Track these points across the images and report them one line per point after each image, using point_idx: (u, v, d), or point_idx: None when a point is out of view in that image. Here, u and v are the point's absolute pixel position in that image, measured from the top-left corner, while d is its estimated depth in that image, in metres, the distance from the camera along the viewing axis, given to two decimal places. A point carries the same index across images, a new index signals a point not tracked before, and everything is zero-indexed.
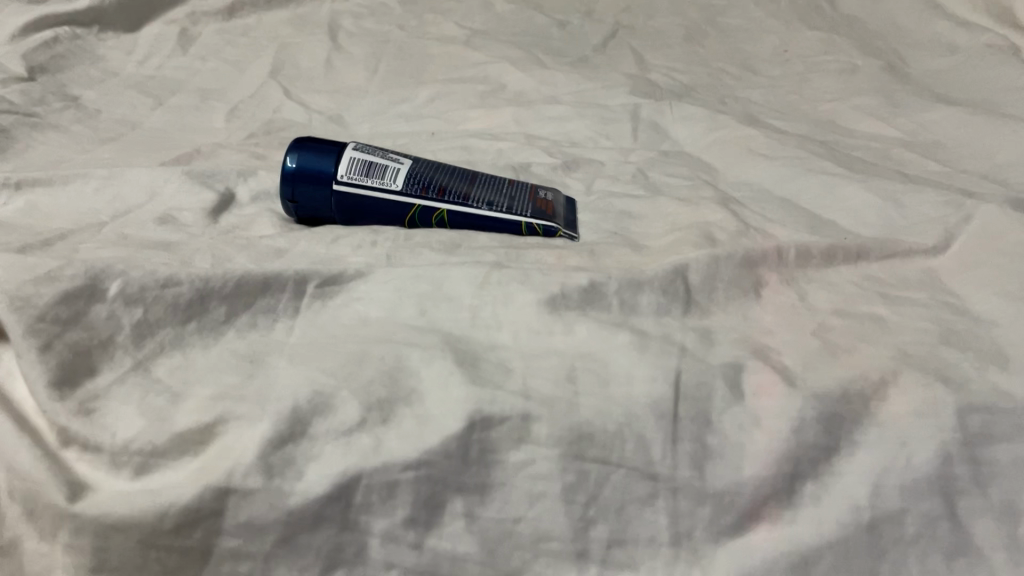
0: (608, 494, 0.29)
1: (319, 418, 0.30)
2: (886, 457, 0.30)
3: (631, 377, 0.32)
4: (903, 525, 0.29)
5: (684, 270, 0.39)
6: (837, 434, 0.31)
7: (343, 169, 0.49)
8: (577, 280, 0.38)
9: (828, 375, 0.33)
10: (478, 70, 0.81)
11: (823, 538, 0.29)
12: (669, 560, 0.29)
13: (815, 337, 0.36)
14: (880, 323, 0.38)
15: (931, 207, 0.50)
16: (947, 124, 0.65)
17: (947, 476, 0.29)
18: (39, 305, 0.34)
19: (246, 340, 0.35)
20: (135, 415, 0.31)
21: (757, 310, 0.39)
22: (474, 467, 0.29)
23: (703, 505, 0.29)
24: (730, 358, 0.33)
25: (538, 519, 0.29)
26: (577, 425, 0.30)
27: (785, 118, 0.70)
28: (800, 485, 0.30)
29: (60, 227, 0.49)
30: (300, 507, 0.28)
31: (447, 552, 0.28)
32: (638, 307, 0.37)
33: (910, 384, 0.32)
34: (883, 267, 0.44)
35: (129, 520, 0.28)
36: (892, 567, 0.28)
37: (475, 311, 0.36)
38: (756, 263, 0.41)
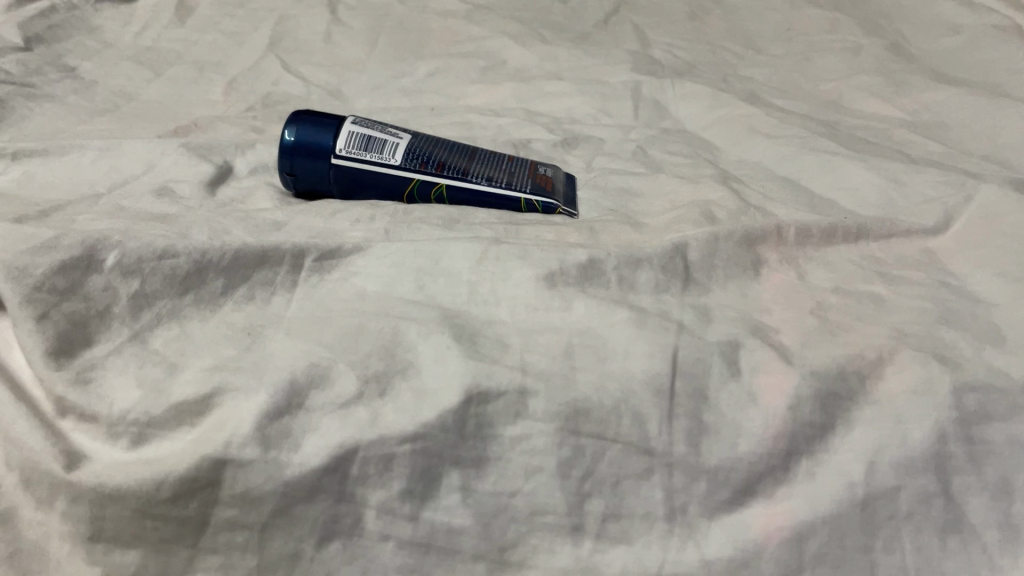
0: (603, 469, 0.29)
1: (317, 390, 0.30)
2: (882, 436, 0.30)
3: (628, 353, 0.32)
4: (897, 502, 0.29)
5: (683, 247, 0.39)
6: (832, 412, 0.31)
7: (341, 142, 0.49)
8: (576, 256, 0.38)
9: (825, 353, 0.33)
10: (478, 45, 0.80)
11: (816, 514, 0.29)
12: (663, 534, 0.29)
13: (814, 316, 0.36)
14: (878, 302, 0.38)
15: (932, 187, 0.50)
16: (950, 104, 0.64)
17: (943, 454, 0.29)
18: (35, 275, 0.34)
19: (243, 312, 0.35)
20: (132, 385, 0.31)
21: (755, 288, 0.39)
22: (470, 441, 0.29)
23: (698, 481, 0.29)
24: (728, 335, 0.34)
25: (534, 493, 0.29)
26: (574, 400, 0.30)
27: (787, 97, 0.70)
28: (795, 462, 0.30)
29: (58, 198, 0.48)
30: (297, 479, 0.28)
31: (444, 525, 0.28)
32: (636, 284, 0.37)
33: (907, 362, 0.32)
34: (882, 247, 0.44)
35: (126, 490, 0.28)
36: (884, 544, 0.28)
37: (473, 287, 0.36)
38: (755, 241, 0.41)
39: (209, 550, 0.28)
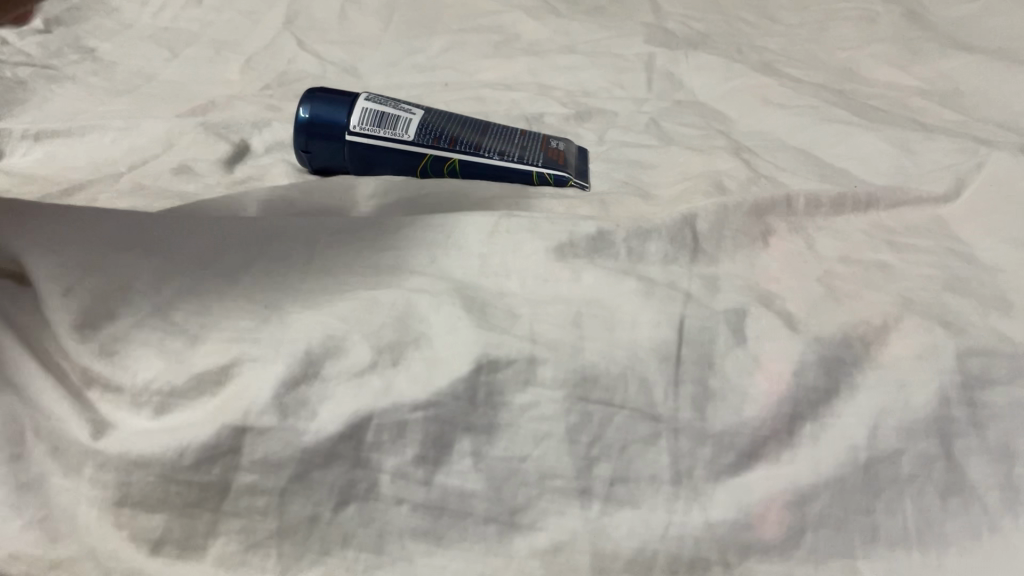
0: (610, 434, 0.30)
1: (331, 359, 0.31)
2: (886, 401, 0.30)
3: (636, 321, 0.33)
4: (898, 464, 0.29)
5: (692, 219, 0.40)
6: (836, 376, 0.31)
7: (355, 118, 0.50)
8: (585, 228, 0.38)
9: (830, 321, 0.33)
10: (493, 19, 0.81)
11: (819, 477, 0.29)
12: (670, 496, 0.29)
13: (820, 284, 0.37)
14: (885, 269, 0.38)
15: (944, 154, 0.50)
16: (965, 71, 0.64)
17: (945, 418, 0.30)
18: (62, 253, 0.34)
19: (261, 282, 0.35)
20: (155, 356, 0.32)
21: (763, 257, 0.39)
22: (481, 408, 0.30)
23: (703, 445, 0.30)
24: (734, 303, 0.34)
25: (543, 457, 0.30)
26: (582, 367, 0.31)
27: (801, 67, 0.69)
28: (799, 427, 0.30)
29: (80, 177, 0.50)
30: (313, 445, 0.29)
31: (456, 488, 0.29)
32: (645, 255, 0.38)
33: (912, 329, 0.33)
34: (892, 216, 0.44)
35: (151, 457, 0.29)
36: (885, 505, 0.29)
37: (484, 259, 0.37)
38: (764, 211, 0.42)
39: (231, 514, 0.29)
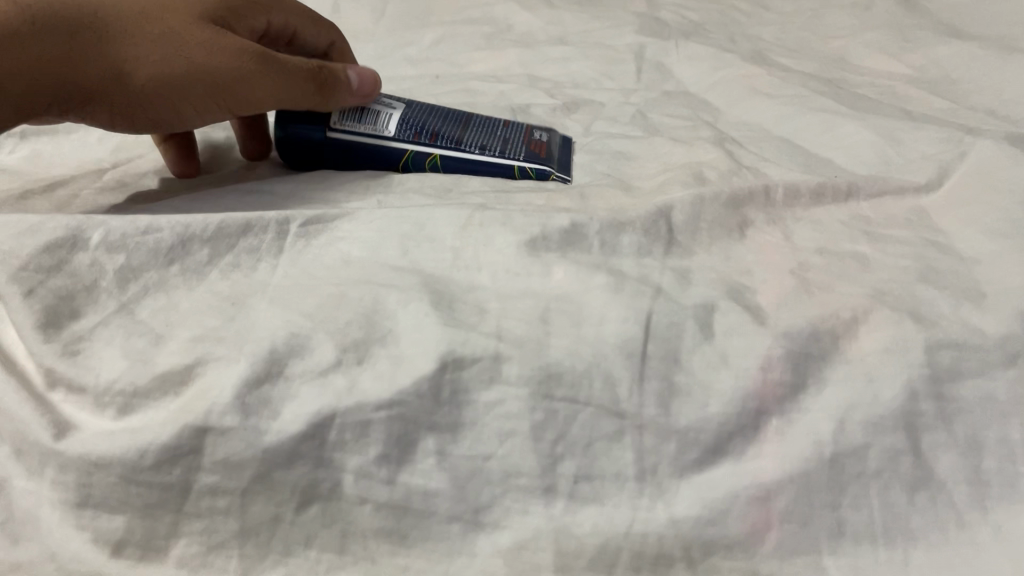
0: (575, 431, 0.30)
1: (296, 359, 0.31)
2: (853, 395, 0.30)
3: (604, 318, 0.33)
4: (865, 459, 0.29)
5: (668, 211, 0.40)
6: (803, 371, 0.31)
7: (335, 116, 0.50)
8: (558, 222, 0.38)
9: (800, 314, 0.33)
10: (485, 11, 0.80)
11: (785, 472, 0.29)
12: (634, 494, 0.29)
13: (794, 276, 0.36)
14: (860, 260, 0.38)
15: (929, 143, 0.50)
16: (957, 58, 0.63)
17: (913, 411, 0.30)
18: (21, 257, 0.34)
19: (228, 281, 0.35)
20: (117, 356, 0.32)
21: (739, 250, 0.39)
22: (445, 407, 0.30)
23: (668, 441, 0.30)
24: (703, 298, 0.34)
25: (507, 455, 0.29)
26: (547, 365, 0.31)
27: (792, 56, 0.69)
28: (766, 422, 0.30)
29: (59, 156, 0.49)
30: (276, 445, 0.29)
31: (419, 487, 0.29)
32: (618, 248, 0.38)
33: (881, 321, 0.33)
34: (873, 206, 0.43)
35: (111, 457, 0.29)
36: (851, 500, 0.29)
37: (456, 253, 0.37)
38: (742, 203, 0.41)
39: (193, 515, 0.29)
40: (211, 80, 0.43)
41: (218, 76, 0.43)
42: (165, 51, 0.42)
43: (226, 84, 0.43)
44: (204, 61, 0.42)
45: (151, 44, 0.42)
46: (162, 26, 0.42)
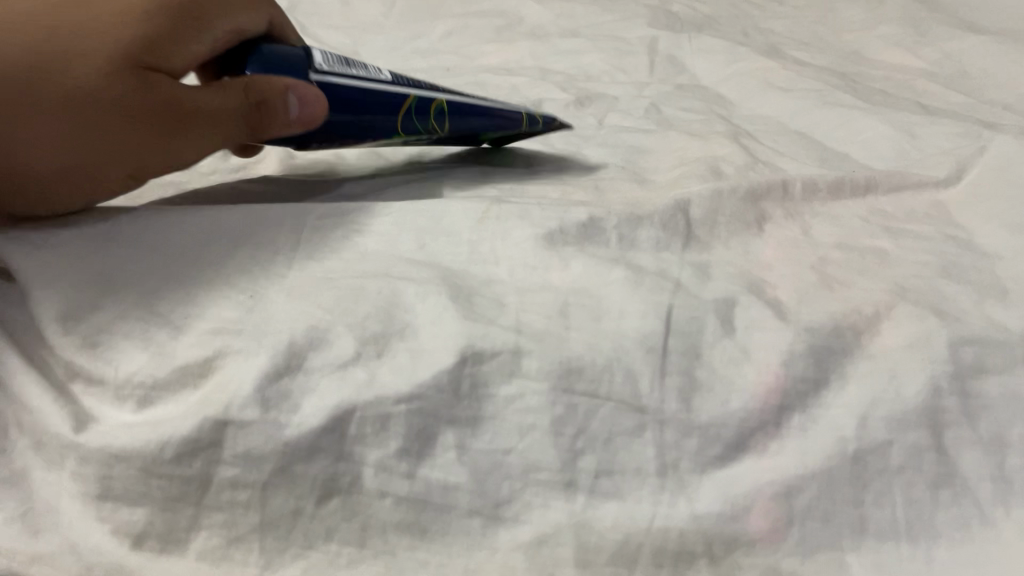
0: (595, 426, 0.30)
1: (315, 352, 0.31)
2: (876, 391, 0.30)
3: (624, 312, 0.33)
4: (888, 456, 0.29)
5: (686, 205, 0.39)
6: (825, 367, 0.31)
7: (317, 58, 0.42)
8: (575, 215, 0.38)
9: (821, 309, 0.33)
10: (496, 4, 0.80)
11: (807, 469, 0.29)
12: (655, 489, 0.29)
13: (814, 271, 0.36)
14: (881, 255, 0.38)
15: (947, 138, 0.50)
16: (973, 52, 0.63)
17: (937, 408, 0.30)
18: (44, 247, 0.35)
19: (244, 269, 0.35)
20: (137, 349, 0.32)
21: (758, 244, 0.39)
22: (465, 401, 0.30)
23: (690, 437, 0.30)
24: (723, 293, 0.34)
25: (527, 450, 0.29)
26: (567, 359, 0.31)
27: (806, 51, 0.68)
28: (788, 418, 0.30)
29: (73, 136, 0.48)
30: (296, 439, 0.29)
31: (439, 481, 0.29)
32: (637, 242, 0.37)
33: (903, 318, 0.32)
34: (891, 201, 0.43)
35: (131, 450, 0.29)
36: (874, 497, 0.29)
37: (473, 247, 0.36)
38: (760, 197, 0.41)
39: (213, 508, 0.29)
40: (129, 163, 0.37)
41: (130, 164, 0.37)
42: (66, 151, 0.35)
43: (149, 164, 0.37)
44: (107, 149, 0.36)
45: (46, 146, 0.35)
46: (67, 127, 0.35)
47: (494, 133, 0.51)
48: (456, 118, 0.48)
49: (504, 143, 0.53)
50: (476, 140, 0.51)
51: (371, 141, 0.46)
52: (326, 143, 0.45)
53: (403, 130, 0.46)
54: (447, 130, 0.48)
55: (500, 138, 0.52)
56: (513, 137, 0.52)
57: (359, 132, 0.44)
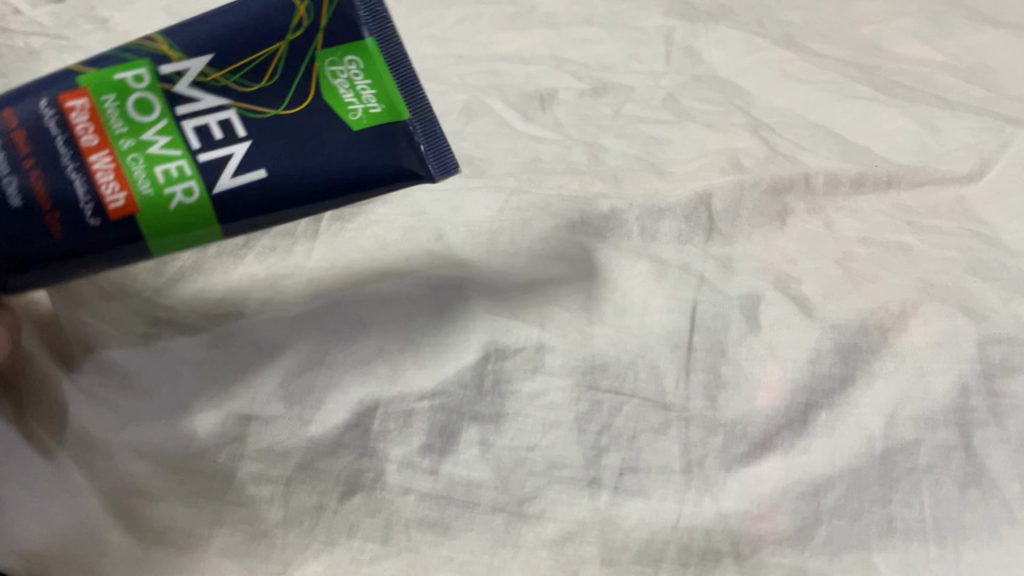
0: (620, 423, 0.30)
1: (338, 346, 0.31)
2: (902, 390, 0.30)
3: (647, 308, 0.33)
4: (916, 455, 0.29)
5: (708, 198, 0.39)
6: (852, 364, 0.31)
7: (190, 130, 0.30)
8: (597, 207, 0.37)
9: (848, 306, 0.33)
10: None
11: (834, 468, 0.29)
12: (681, 487, 0.29)
13: (839, 267, 0.36)
14: (905, 251, 0.37)
15: (970, 134, 0.49)
16: (993, 43, 0.61)
17: (964, 407, 0.30)
18: None
19: (264, 263, 0.35)
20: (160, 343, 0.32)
21: (780, 238, 0.38)
22: (488, 397, 0.30)
23: (715, 435, 0.29)
24: (747, 289, 0.33)
25: (550, 447, 0.29)
26: (590, 356, 0.31)
27: (831, 29, 0.64)
28: (814, 415, 0.30)
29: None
30: (321, 435, 0.29)
31: (463, 479, 0.29)
32: (659, 234, 0.37)
33: (930, 315, 0.32)
34: (914, 195, 0.42)
35: (155, 446, 0.29)
36: (903, 497, 0.28)
37: (493, 238, 0.36)
38: (782, 190, 0.40)
39: (236, 505, 0.28)
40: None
41: None
42: None
43: None
44: None
45: None
46: None
47: (278, 36, 0.31)
48: (205, 37, 0.31)
49: (359, 78, 0.32)
50: (263, 59, 0.31)
51: (80, 142, 0.28)
52: (10, 175, 0.27)
53: (115, 93, 0.29)
54: (178, 54, 0.30)
55: (300, 41, 0.31)
56: (312, 28, 0.32)
57: (17, 113, 0.28)
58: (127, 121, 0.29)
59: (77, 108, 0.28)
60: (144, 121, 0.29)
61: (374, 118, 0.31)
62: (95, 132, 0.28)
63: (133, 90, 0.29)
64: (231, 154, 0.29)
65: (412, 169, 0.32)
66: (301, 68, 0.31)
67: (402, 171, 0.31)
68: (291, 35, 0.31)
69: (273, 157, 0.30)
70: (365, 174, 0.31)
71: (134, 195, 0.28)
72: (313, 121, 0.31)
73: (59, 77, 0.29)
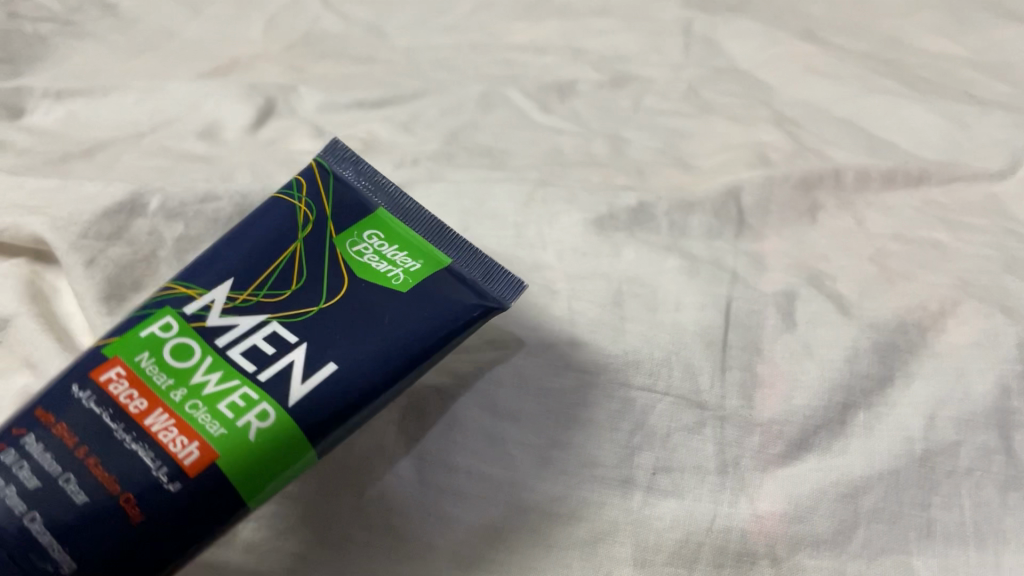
0: (654, 422, 0.29)
1: None
2: (942, 390, 0.29)
3: (680, 304, 0.32)
4: (957, 457, 0.28)
5: (737, 191, 0.38)
6: (891, 363, 0.30)
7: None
8: (625, 200, 0.37)
9: (884, 304, 0.32)
10: None
11: (873, 470, 0.28)
12: (715, 488, 0.28)
13: (874, 263, 0.35)
14: (939, 248, 0.36)
15: (999, 130, 0.47)
16: None
17: (1005, 408, 0.29)
18: (81, 223, 0.33)
19: None
20: None
21: (811, 234, 0.37)
22: (519, 393, 0.30)
23: (751, 435, 0.29)
24: (783, 285, 0.33)
25: (582, 446, 0.29)
26: (624, 354, 0.30)
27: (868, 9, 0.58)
28: (852, 415, 0.29)
29: (93, 82, 0.45)
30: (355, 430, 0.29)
31: (493, 476, 0.28)
32: (688, 229, 0.36)
33: (971, 314, 0.31)
34: (943, 192, 0.41)
35: None
36: (943, 500, 0.28)
37: (519, 230, 0.35)
38: (812, 185, 0.39)
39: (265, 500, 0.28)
40: None
41: None
42: None
43: None
44: None
45: None
46: None
47: (290, 239, 0.28)
48: (215, 267, 0.28)
49: (383, 245, 0.29)
50: (283, 261, 0.28)
51: (128, 410, 0.24)
52: (61, 472, 0.23)
53: (147, 349, 0.25)
54: (195, 290, 0.27)
55: (312, 235, 0.28)
56: (320, 220, 0.29)
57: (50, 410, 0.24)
58: (168, 372, 0.25)
59: (112, 378, 0.24)
60: (189, 364, 0.25)
61: (419, 273, 0.28)
62: (140, 394, 0.24)
63: (165, 341, 0.25)
64: (286, 360, 0.25)
65: (480, 301, 0.28)
66: (324, 257, 0.28)
67: (472, 309, 0.27)
68: (301, 232, 0.28)
69: (331, 344, 0.26)
70: (435, 328, 0.27)
71: (207, 442, 0.23)
72: (360, 300, 0.27)
73: (84, 357, 0.25)
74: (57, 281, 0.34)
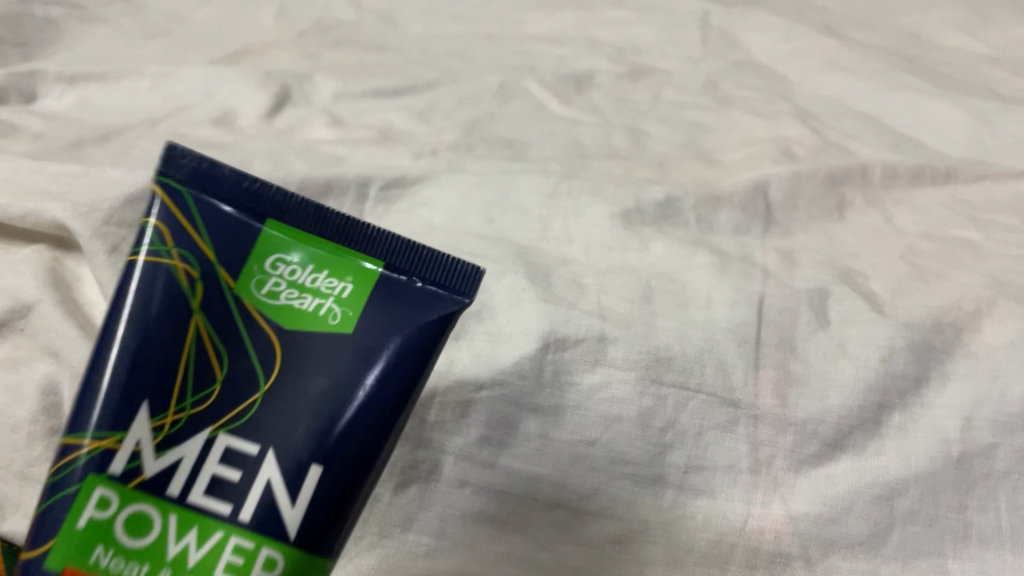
0: (685, 420, 0.28)
1: None
2: (979, 391, 0.29)
3: (711, 300, 0.31)
4: (993, 460, 0.28)
5: (765, 186, 0.37)
6: (926, 363, 0.30)
7: None
8: (652, 192, 0.36)
9: (918, 304, 0.31)
10: None
11: (908, 471, 0.28)
12: (748, 487, 0.28)
13: (905, 262, 0.35)
14: (970, 248, 0.36)
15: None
16: None
17: None
18: (104, 210, 0.33)
19: None
20: None
21: (839, 231, 0.37)
22: (548, 388, 0.29)
23: (786, 434, 0.28)
24: (815, 283, 0.32)
25: (612, 444, 0.28)
26: (655, 350, 0.29)
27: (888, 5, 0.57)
28: (887, 415, 0.29)
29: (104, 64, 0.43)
30: None
31: (523, 473, 0.28)
32: (715, 225, 0.36)
33: (1006, 315, 0.31)
34: (975, 190, 0.39)
35: None
36: (978, 503, 0.27)
37: (545, 223, 0.35)
38: (840, 180, 0.38)
39: None
40: None
41: None
42: None
43: None
44: None
45: None
46: None
47: (185, 313, 0.22)
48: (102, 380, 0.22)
49: (301, 272, 0.23)
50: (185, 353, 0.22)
51: None
52: None
53: (98, 540, 0.21)
54: (109, 438, 0.21)
55: (207, 300, 0.22)
56: (207, 273, 0.23)
57: None
58: (136, 560, 0.21)
59: None
60: (150, 538, 0.21)
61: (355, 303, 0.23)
62: None
63: (108, 521, 0.21)
64: (259, 482, 0.21)
65: (430, 311, 0.24)
66: (233, 313, 0.22)
67: (432, 324, 0.24)
68: (194, 299, 0.22)
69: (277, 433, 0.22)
70: (391, 370, 0.23)
71: None
72: (305, 359, 0.22)
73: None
74: (77, 267, 0.33)
